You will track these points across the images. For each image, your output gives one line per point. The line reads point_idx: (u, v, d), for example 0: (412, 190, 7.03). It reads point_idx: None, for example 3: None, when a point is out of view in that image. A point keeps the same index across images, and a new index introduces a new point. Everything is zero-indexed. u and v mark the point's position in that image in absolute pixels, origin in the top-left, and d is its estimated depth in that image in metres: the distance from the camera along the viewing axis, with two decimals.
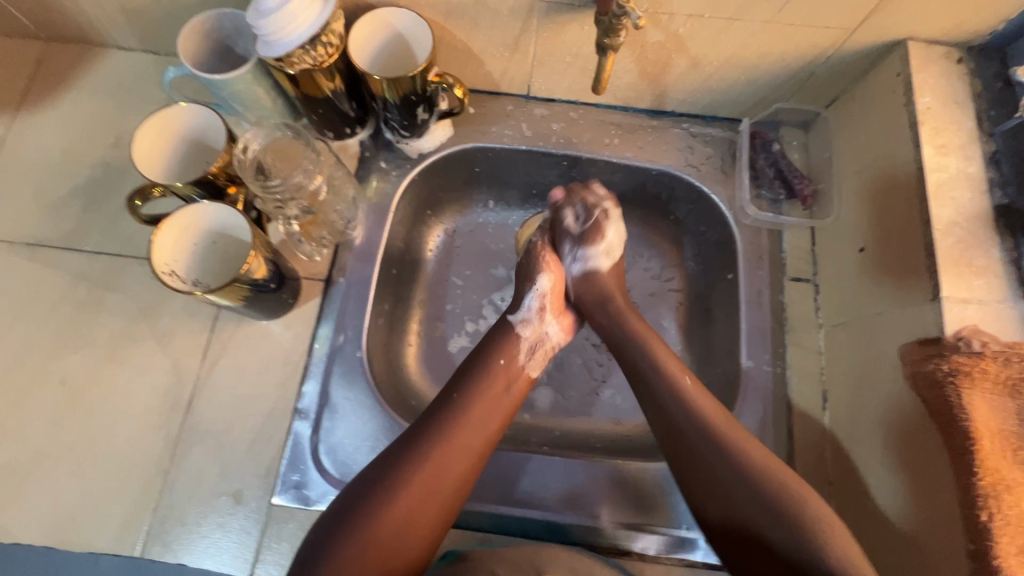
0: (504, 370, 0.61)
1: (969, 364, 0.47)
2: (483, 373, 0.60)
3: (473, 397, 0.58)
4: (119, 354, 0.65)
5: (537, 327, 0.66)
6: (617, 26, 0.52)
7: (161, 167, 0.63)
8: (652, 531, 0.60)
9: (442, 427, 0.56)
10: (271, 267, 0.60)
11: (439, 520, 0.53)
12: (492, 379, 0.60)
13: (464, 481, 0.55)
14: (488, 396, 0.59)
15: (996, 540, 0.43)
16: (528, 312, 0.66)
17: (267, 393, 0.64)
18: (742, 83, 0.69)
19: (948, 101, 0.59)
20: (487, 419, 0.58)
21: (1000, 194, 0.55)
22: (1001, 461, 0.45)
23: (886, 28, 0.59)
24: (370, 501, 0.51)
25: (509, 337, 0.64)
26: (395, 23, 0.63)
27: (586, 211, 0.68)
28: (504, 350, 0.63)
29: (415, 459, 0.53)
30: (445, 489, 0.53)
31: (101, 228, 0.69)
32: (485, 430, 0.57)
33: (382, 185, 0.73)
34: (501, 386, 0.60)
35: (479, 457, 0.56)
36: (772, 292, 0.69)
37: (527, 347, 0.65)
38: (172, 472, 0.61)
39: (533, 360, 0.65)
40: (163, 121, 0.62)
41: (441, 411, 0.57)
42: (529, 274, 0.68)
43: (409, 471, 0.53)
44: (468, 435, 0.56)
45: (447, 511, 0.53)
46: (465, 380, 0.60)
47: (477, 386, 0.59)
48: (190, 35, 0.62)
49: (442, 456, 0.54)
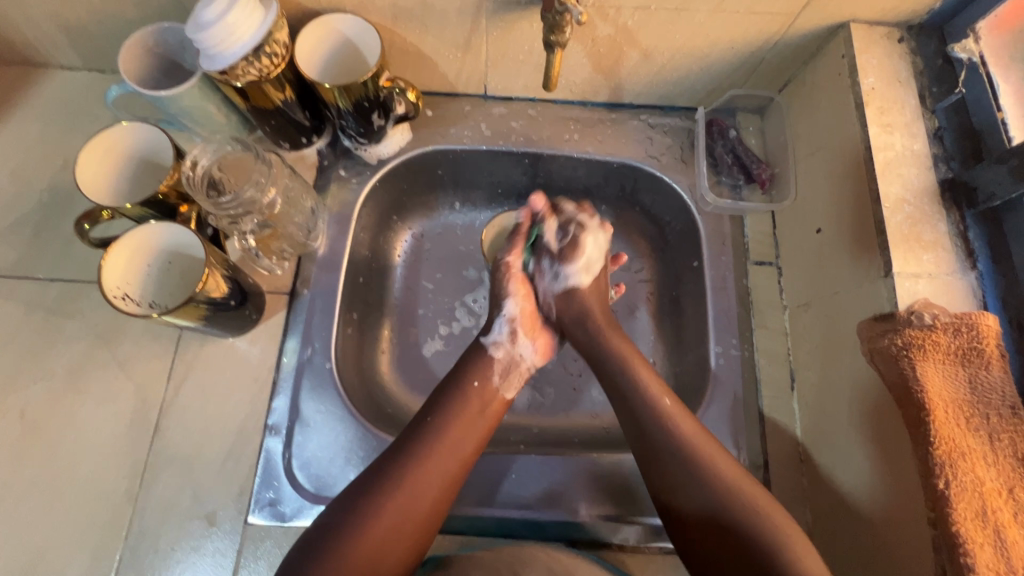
0: (479, 391, 0.61)
1: (921, 337, 0.49)
2: (458, 395, 0.60)
3: (448, 422, 0.58)
4: (80, 382, 0.63)
5: (511, 348, 0.67)
6: (562, 22, 0.52)
7: (94, 160, 0.60)
8: (630, 522, 0.60)
9: (419, 450, 0.55)
10: (230, 284, 0.59)
11: (414, 543, 0.52)
12: (467, 401, 0.60)
13: (441, 503, 0.55)
14: (465, 419, 0.59)
15: (953, 506, 0.44)
16: (499, 335, 0.67)
17: (236, 411, 0.63)
18: (694, 72, 0.70)
19: (891, 80, 0.60)
20: (464, 442, 0.57)
21: (945, 168, 0.57)
22: (955, 429, 0.46)
23: (827, 12, 0.60)
24: (340, 530, 0.50)
25: (481, 360, 0.64)
26: (341, 29, 0.63)
27: (562, 231, 0.70)
28: (479, 371, 0.63)
29: (387, 486, 0.53)
30: (419, 514, 0.53)
31: (53, 254, 0.67)
32: (461, 452, 0.57)
33: (342, 193, 0.72)
34: (477, 408, 0.60)
35: (456, 480, 0.56)
36: (736, 277, 0.70)
37: (501, 368, 0.64)
38: (142, 499, 0.59)
39: (507, 381, 0.64)
40: (109, 145, 0.61)
41: (417, 437, 0.57)
42: (497, 299, 0.69)
43: (383, 495, 0.52)
44: (444, 459, 0.56)
45: (422, 535, 0.53)
46: (442, 403, 0.60)
47: (452, 409, 0.59)
48: (132, 52, 0.60)
49: (417, 480, 0.54)
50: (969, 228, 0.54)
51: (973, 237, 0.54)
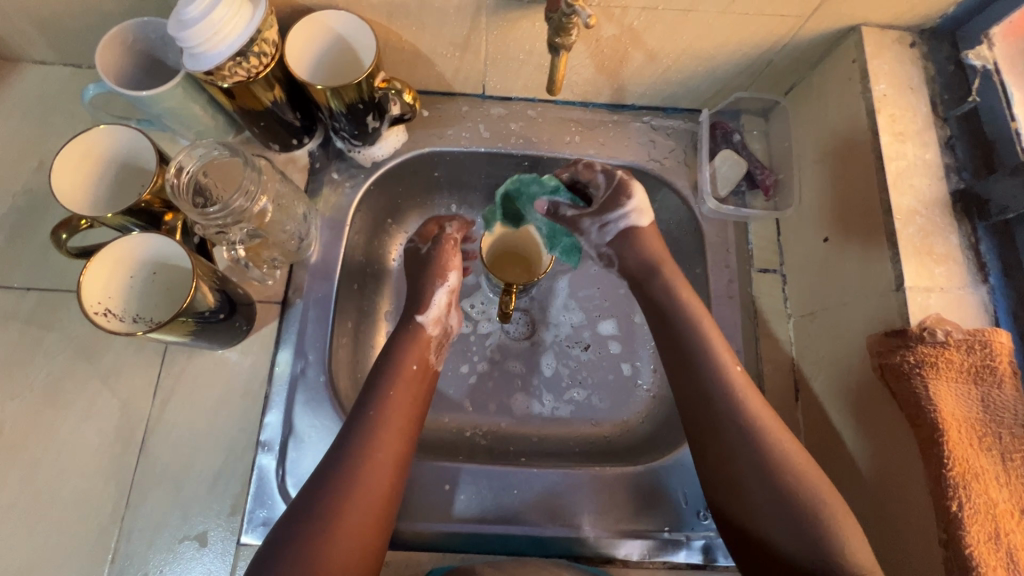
0: (415, 370, 0.61)
1: (934, 354, 0.48)
2: (395, 378, 0.60)
3: (390, 401, 0.58)
4: (60, 398, 0.60)
5: (443, 322, 0.67)
6: (568, 24, 0.49)
7: (98, 138, 0.57)
8: (636, 537, 0.60)
9: (363, 433, 0.55)
10: (218, 296, 0.56)
11: (381, 526, 0.52)
12: (405, 381, 0.60)
13: (398, 483, 0.54)
14: (404, 398, 0.59)
15: (967, 529, 0.43)
16: (435, 309, 0.67)
17: (225, 428, 0.60)
18: (700, 74, 0.68)
19: (903, 87, 0.58)
20: (406, 418, 0.58)
21: (956, 179, 0.55)
22: (968, 449, 0.45)
23: (839, 15, 0.58)
24: (304, 524, 0.49)
25: (417, 336, 0.64)
26: (333, 26, 0.59)
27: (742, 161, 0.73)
28: (414, 353, 0.63)
29: (342, 465, 0.53)
30: (378, 497, 0.52)
31: (29, 263, 0.63)
32: (403, 426, 0.57)
33: (335, 197, 0.69)
34: (413, 387, 0.60)
35: (405, 458, 0.56)
36: (740, 285, 0.69)
37: (435, 345, 0.65)
38: (129, 520, 0.57)
39: (441, 356, 0.66)
40: (103, 133, 0.57)
41: (357, 421, 0.56)
42: (436, 271, 0.68)
43: (338, 487, 0.52)
44: (391, 441, 0.55)
45: (389, 509, 0.53)
46: (376, 387, 0.59)
47: (389, 392, 0.58)
48: (109, 49, 0.57)
49: (370, 455, 0.54)
50: (981, 240, 0.53)
51: (985, 249, 0.53)
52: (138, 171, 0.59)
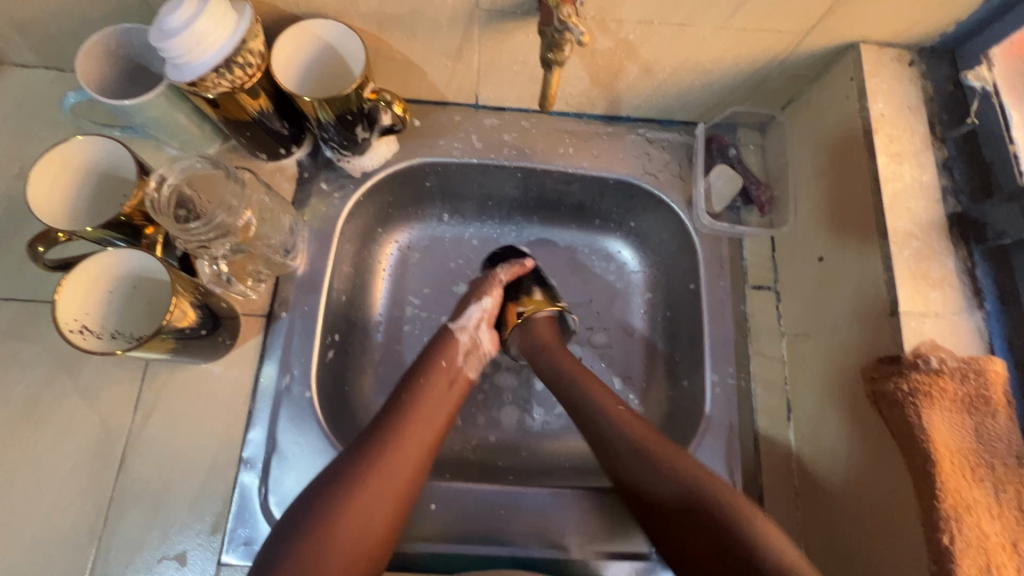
0: (447, 369, 0.62)
1: (928, 383, 0.47)
2: (427, 373, 0.61)
3: (420, 395, 0.59)
4: (38, 413, 0.59)
5: (474, 333, 0.67)
6: (561, 40, 0.48)
7: (84, 148, 0.56)
8: (622, 559, 0.59)
9: (392, 424, 0.56)
10: (200, 311, 0.54)
11: (393, 517, 0.52)
12: (436, 378, 0.61)
13: (418, 477, 0.55)
14: (433, 394, 0.60)
15: (958, 563, 0.42)
16: (468, 319, 0.67)
17: (207, 444, 0.59)
18: (697, 87, 0.67)
19: (900, 106, 0.58)
20: (436, 412, 0.59)
21: (954, 202, 0.55)
22: (960, 480, 0.45)
23: (838, 31, 0.58)
24: (319, 507, 0.50)
25: (446, 339, 0.65)
26: (322, 35, 0.58)
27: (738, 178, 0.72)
28: (445, 352, 0.63)
29: (366, 453, 0.53)
30: (397, 489, 0.53)
31: (7, 272, 0.62)
32: (432, 420, 0.58)
33: (323, 208, 0.68)
34: (445, 385, 0.61)
35: (430, 453, 0.56)
36: (733, 302, 0.68)
37: (462, 349, 0.65)
38: (107, 538, 0.56)
39: (470, 361, 0.65)
40: (87, 145, 0.55)
41: (388, 413, 0.57)
42: (475, 293, 0.69)
43: (359, 474, 0.52)
44: (417, 434, 0.56)
45: (405, 501, 0.53)
46: (411, 383, 0.60)
47: (420, 387, 0.60)
48: (90, 56, 0.55)
49: (392, 448, 0.54)
50: (977, 264, 0.52)
51: (981, 274, 0.52)
52: (120, 183, 0.58)
